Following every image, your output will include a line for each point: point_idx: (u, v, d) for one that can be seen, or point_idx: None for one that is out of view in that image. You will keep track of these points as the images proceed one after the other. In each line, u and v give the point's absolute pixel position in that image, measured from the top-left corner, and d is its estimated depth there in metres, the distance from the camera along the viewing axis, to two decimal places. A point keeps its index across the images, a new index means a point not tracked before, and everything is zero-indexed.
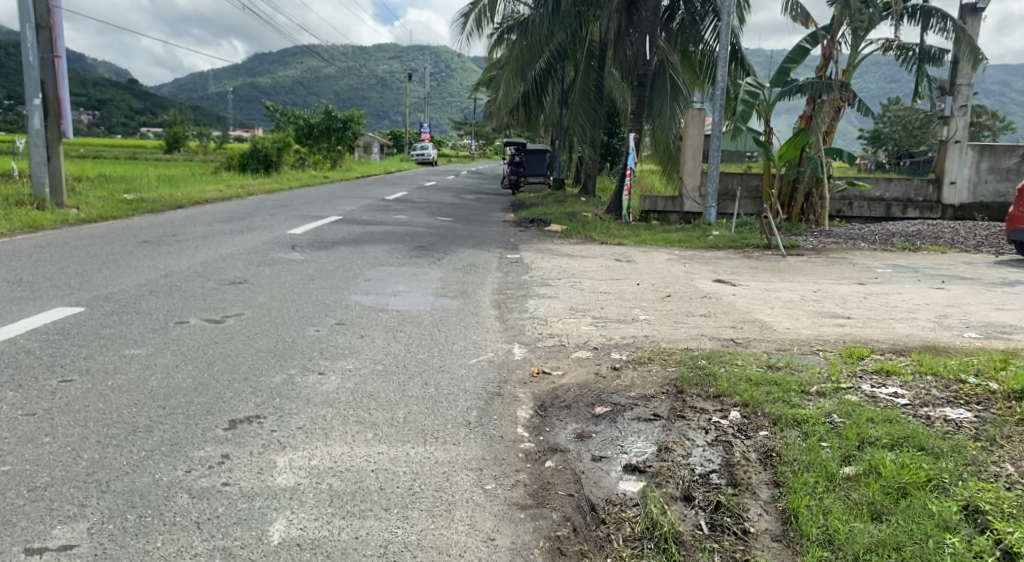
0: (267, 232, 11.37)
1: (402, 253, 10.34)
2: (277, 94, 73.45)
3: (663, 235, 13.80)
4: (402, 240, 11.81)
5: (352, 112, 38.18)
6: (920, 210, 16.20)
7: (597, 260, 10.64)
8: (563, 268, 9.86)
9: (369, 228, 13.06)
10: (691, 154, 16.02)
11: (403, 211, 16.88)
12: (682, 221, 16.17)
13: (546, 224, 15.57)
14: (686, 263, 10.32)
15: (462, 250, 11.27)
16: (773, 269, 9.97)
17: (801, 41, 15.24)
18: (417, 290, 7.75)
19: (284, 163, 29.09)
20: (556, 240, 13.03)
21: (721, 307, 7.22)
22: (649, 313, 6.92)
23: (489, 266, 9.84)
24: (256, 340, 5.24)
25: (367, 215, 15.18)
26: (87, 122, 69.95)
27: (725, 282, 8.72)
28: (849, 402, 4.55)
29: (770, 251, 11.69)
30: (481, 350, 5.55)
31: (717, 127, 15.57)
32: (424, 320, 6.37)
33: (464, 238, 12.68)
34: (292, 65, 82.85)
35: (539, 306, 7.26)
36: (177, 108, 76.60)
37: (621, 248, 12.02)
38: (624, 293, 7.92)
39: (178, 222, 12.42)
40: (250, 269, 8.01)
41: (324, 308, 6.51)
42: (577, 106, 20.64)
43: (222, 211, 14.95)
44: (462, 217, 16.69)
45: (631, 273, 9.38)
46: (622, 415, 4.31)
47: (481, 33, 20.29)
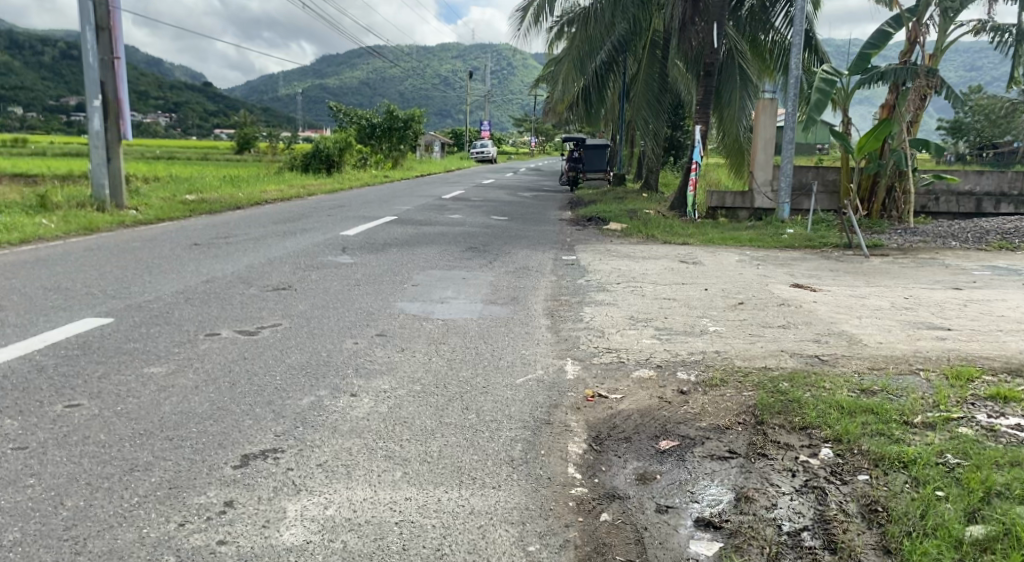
0: (318, 234, 11.10)
1: (454, 256, 9.91)
2: (340, 94, 74.29)
3: (732, 233, 13.00)
4: (456, 241, 11.39)
5: (412, 110, 38.13)
6: (1014, 205, 14.88)
7: (660, 262, 9.99)
8: (624, 270, 9.25)
9: (422, 228, 12.68)
10: (761, 147, 15.13)
11: (459, 209, 16.49)
12: (751, 218, 15.32)
13: (606, 222, 14.91)
14: (758, 265, 9.58)
15: (517, 251, 10.76)
16: (855, 271, 9.15)
17: (883, 25, 14.22)
18: (466, 297, 7.28)
19: (344, 162, 29.11)
20: (617, 240, 12.40)
21: (800, 316, 6.52)
22: (719, 324, 6.29)
23: (544, 269, 9.32)
24: (287, 355, 4.84)
25: (422, 215, 14.83)
26: (160, 124, 72.13)
27: (803, 287, 7.98)
28: (963, 437, 3.87)
29: (851, 250, 10.81)
30: (531, 368, 5.03)
31: (789, 119, 14.65)
32: (471, 331, 5.89)
33: (520, 239, 12.17)
34: (356, 66, 83.90)
35: (597, 316, 6.70)
36: (245, 110, 78.40)
37: (687, 248, 11.33)
38: (691, 301, 7.28)
39: (232, 224, 12.28)
40: (295, 274, 7.68)
41: (365, 317, 6.10)
42: (640, 99, 19.87)
43: (276, 212, 14.80)
44: (519, 215, 16.20)
45: (698, 276, 8.72)
46: (690, 451, 3.78)
47: (540, 26, 19.72)
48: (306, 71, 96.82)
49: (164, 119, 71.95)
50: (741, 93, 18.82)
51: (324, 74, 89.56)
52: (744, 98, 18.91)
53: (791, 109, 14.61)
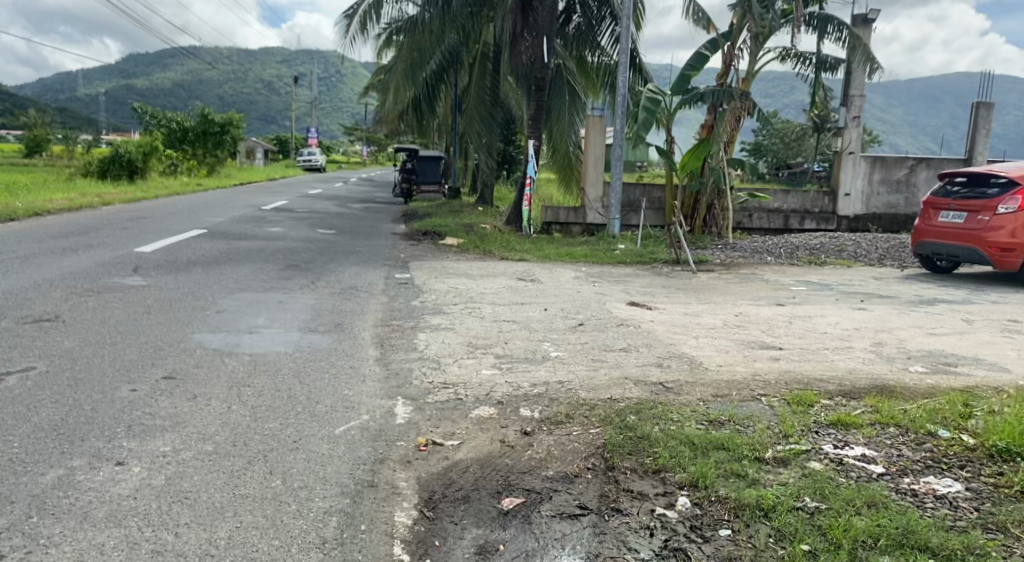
0: (110, 251, 9.70)
1: (270, 275, 8.95)
2: (153, 96, 68.86)
3: (565, 249, 12.91)
4: (275, 258, 10.40)
5: (231, 114, 35.76)
6: (817, 221, 16.02)
7: (495, 279, 9.58)
8: (459, 290, 8.73)
9: (236, 243, 11.50)
10: (592, 163, 15.29)
11: (280, 222, 15.34)
12: (583, 233, 15.40)
13: (440, 238, 14.39)
14: (594, 283, 9.39)
15: (344, 269, 9.95)
16: (687, 287, 9.19)
17: (701, 47, 14.75)
18: (281, 324, 6.44)
19: (152, 168, 26.63)
20: (450, 256, 11.90)
21: (640, 338, 6.28)
22: (559, 349, 5.91)
23: (374, 289, 8.61)
24: (35, 413, 3.85)
25: (238, 228, 13.59)
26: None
27: (639, 306, 7.82)
28: (816, 474, 3.62)
29: (679, 266, 10.96)
30: (353, 413, 4.34)
31: (618, 136, 14.83)
32: (284, 368, 5.10)
33: (347, 255, 11.35)
34: (170, 66, 78.30)
35: (430, 343, 6.10)
36: (39, 109, 70.76)
37: (522, 265, 11.02)
38: (529, 323, 6.87)
39: (1, 239, 10.53)
40: (68, 302, 6.50)
41: (151, 355, 5.12)
42: (472, 112, 19.56)
43: (63, 224, 12.97)
44: (347, 229, 15.32)
45: (534, 295, 8.37)
46: (537, 510, 3.26)
47: (366, 34, 18.90)
48: (114, 68, 89.13)
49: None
50: (571, 108, 18.98)
51: (134, 73, 82.81)
52: (573, 113, 19.09)
53: (619, 126, 14.81)
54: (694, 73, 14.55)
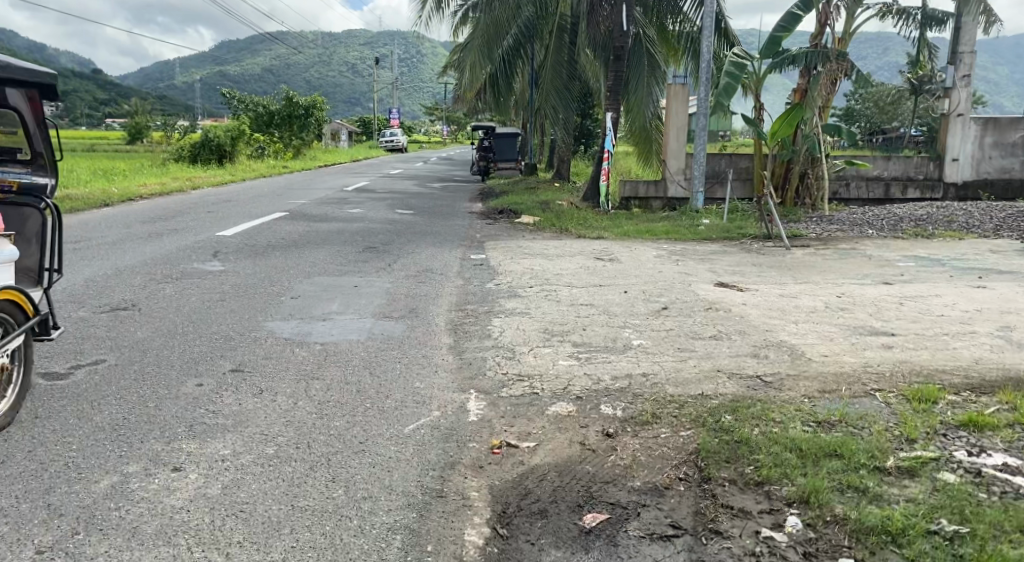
0: (190, 236, 9.76)
1: (345, 258, 8.81)
2: (239, 81, 70.79)
3: (647, 225, 12.37)
4: (351, 240, 10.29)
5: (312, 96, 36.27)
6: (921, 190, 14.89)
7: (575, 259, 9.18)
8: (536, 271, 8.39)
9: (313, 225, 11.47)
10: (674, 133, 14.61)
11: (359, 203, 15.32)
12: (665, 208, 14.80)
13: (517, 215, 14.05)
14: (679, 262, 8.87)
15: (419, 251, 9.74)
16: (781, 266, 8.57)
17: (792, 6, 13.82)
18: (353, 310, 6.24)
19: (237, 152, 27.23)
20: (527, 235, 11.55)
21: (732, 323, 5.79)
22: (644, 336, 5.48)
23: (449, 271, 8.35)
24: (98, 411, 3.71)
25: (316, 210, 13.59)
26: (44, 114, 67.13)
27: (730, 286, 7.30)
28: (951, 490, 3.11)
29: (771, 242, 10.29)
30: (423, 410, 4.05)
31: (702, 104, 14.08)
32: (353, 359, 4.86)
33: (423, 236, 11.15)
34: (256, 52, 80.41)
35: (505, 330, 5.78)
36: (135, 97, 73.92)
37: (603, 243, 10.57)
38: (611, 307, 6.46)
39: (91, 225, 10.78)
40: (144, 288, 6.48)
41: (220, 345, 4.97)
42: (547, 85, 19.03)
43: (150, 208, 13.24)
44: (424, 208, 15.16)
45: (615, 276, 7.94)
46: (624, 530, 2.89)
47: (440, 9, 18.59)
48: (204, 56, 92.18)
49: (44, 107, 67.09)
50: (651, 77, 18.21)
51: (222, 60, 85.46)
52: (654, 83, 18.30)
53: (703, 94, 14.06)
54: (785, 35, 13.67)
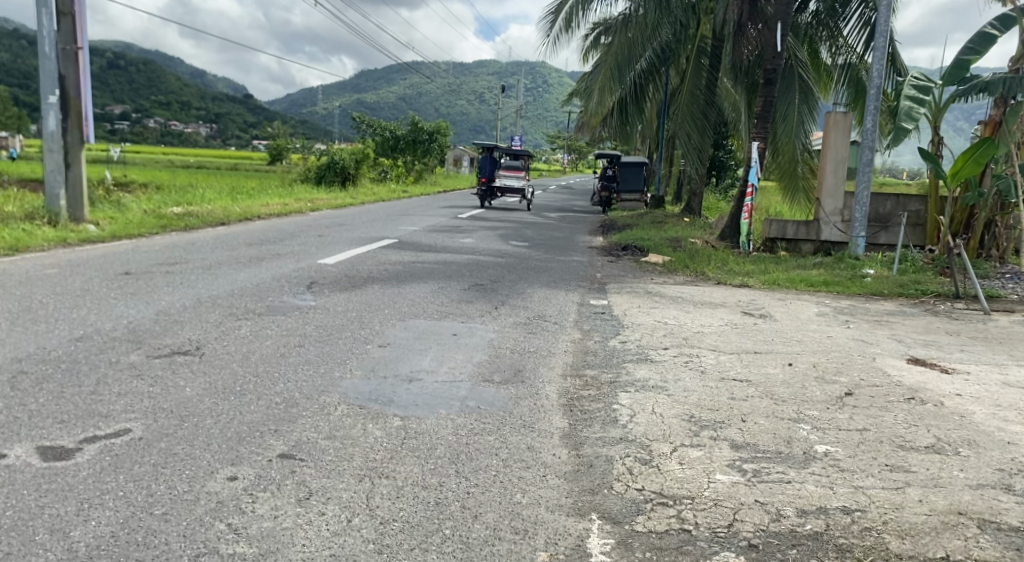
0: (290, 263, 9.02)
1: (450, 297, 7.78)
2: (374, 108, 72.90)
3: (799, 272, 10.72)
4: (459, 275, 9.30)
5: (438, 122, 36.32)
6: None
7: (715, 313, 7.76)
8: (669, 326, 7.04)
9: (421, 256, 10.56)
10: (832, 168, 12.84)
11: (474, 232, 14.43)
12: (816, 252, 13.02)
13: (645, 253, 12.69)
14: (849, 325, 7.28)
15: (534, 292, 8.60)
16: (984, 338, 6.83)
17: (984, 27, 11.91)
18: (450, 368, 5.12)
19: (361, 174, 27.27)
20: (657, 277, 10.21)
21: (952, 428, 4.25)
22: (829, 440, 4.06)
23: (566, 320, 7.14)
24: (82, 522, 2.75)
25: (429, 238, 12.80)
26: (199, 134, 71.57)
27: (925, 366, 5.69)
28: None
29: (960, 304, 8.48)
30: (527, 551, 2.84)
31: (867, 137, 12.33)
32: (439, 446, 3.70)
33: (540, 274, 10.01)
34: (393, 80, 83.21)
35: (638, 413, 4.48)
36: (279, 120, 77.90)
37: (747, 293, 9.08)
38: (774, 389, 5.03)
39: (195, 245, 10.29)
40: (218, 325, 5.60)
41: (278, 413, 3.93)
42: (683, 114, 17.53)
43: (261, 230, 12.80)
44: (544, 241, 14.05)
45: (774, 339, 6.50)
46: None
47: (572, 31, 17.54)
48: (344, 83, 96.38)
49: (198, 128, 71.77)
50: (801, 106, 16.15)
51: (361, 87, 88.89)
52: (805, 112, 16.17)
53: (870, 124, 12.27)
54: (974, 60, 11.98)
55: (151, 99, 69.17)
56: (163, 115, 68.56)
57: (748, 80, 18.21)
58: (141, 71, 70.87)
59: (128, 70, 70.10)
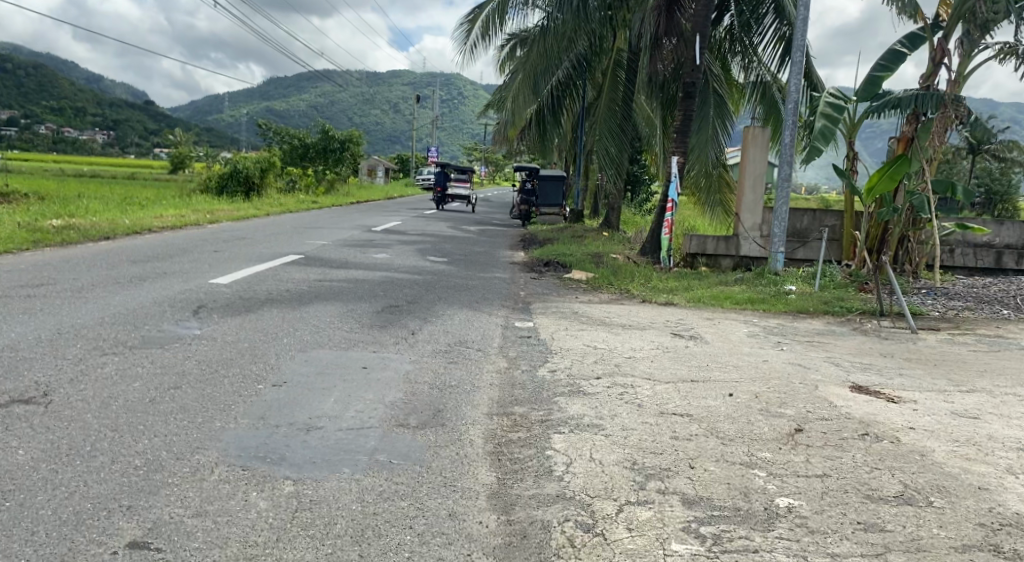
0: (178, 283, 8.07)
1: (360, 320, 7.07)
2: (283, 116, 70.60)
3: (724, 289, 10.49)
4: (372, 295, 8.57)
5: (350, 131, 35.20)
6: None
7: (645, 335, 7.32)
8: (599, 350, 6.55)
9: (330, 273, 9.76)
10: (751, 183, 12.74)
11: (388, 247, 13.68)
12: (736, 268, 12.87)
13: (566, 269, 12.26)
14: (784, 347, 6.97)
15: (453, 312, 7.96)
16: (919, 360, 6.64)
17: (895, 45, 12.06)
18: (357, 409, 4.43)
19: (268, 184, 25.96)
20: (582, 295, 9.76)
21: (917, 471, 3.88)
22: (789, 490, 3.61)
23: (488, 345, 6.55)
24: None
25: (338, 254, 11.97)
26: (94, 141, 67.49)
27: (870, 393, 5.37)
28: None
29: (887, 323, 8.36)
30: None
31: (785, 151, 12.27)
32: (339, 521, 3.05)
33: (459, 292, 9.37)
34: (304, 89, 81.07)
35: (574, 461, 3.91)
36: (183, 127, 74.58)
37: (675, 312, 8.72)
38: (720, 425, 4.56)
39: (70, 264, 9.18)
40: (78, 363, 4.71)
41: (135, 481, 3.15)
42: (601, 126, 17.27)
43: (152, 245, 11.68)
44: (462, 256, 13.44)
45: (711, 364, 6.09)
46: None
47: (489, 39, 17.02)
48: (252, 90, 93.26)
49: (93, 135, 67.84)
50: (716, 120, 16.13)
51: (270, 95, 86.19)
52: (721, 126, 16.16)
53: (788, 139, 12.22)
54: (886, 77, 12.11)
55: (40, 104, 64.90)
56: (55, 121, 64.49)
57: (663, 95, 18.14)
58: (30, 74, 66.53)
59: (16, 72, 65.75)
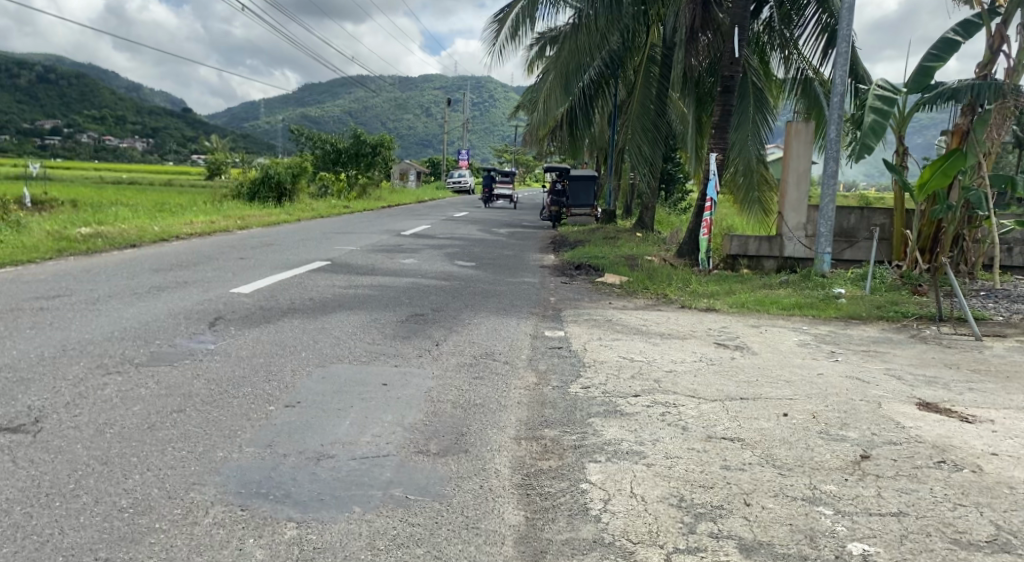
0: (197, 293, 7.80)
1: (383, 331, 6.72)
2: (316, 121, 71.03)
3: (768, 293, 9.96)
4: (398, 303, 8.23)
5: (381, 134, 35.06)
6: None
7: (686, 345, 6.87)
8: (636, 363, 6.11)
9: (355, 281, 9.45)
10: (794, 181, 12.15)
11: (416, 251, 13.35)
12: (780, 270, 12.29)
13: (601, 273, 11.81)
14: (837, 358, 6.45)
15: (481, 321, 7.57)
16: (989, 372, 6.09)
17: (948, 32, 11.39)
18: (373, 434, 4.06)
19: (298, 189, 25.86)
20: (617, 302, 9.32)
21: (1009, 509, 3.40)
22: (863, 534, 3.17)
23: (518, 358, 6.15)
24: None
25: (366, 260, 11.67)
26: (134, 149, 68.59)
27: (941, 412, 4.87)
28: None
29: (947, 330, 7.79)
30: None
31: (831, 147, 11.68)
32: None
33: (488, 299, 8.98)
34: (338, 94, 81.57)
35: (613, 498, 3.50)
36: (219, 135, 75.58)
37: (717, 319, 8.24)
38: (776, 451, 4.11)
39: (90, 274, 8.98)
40: (78, 384, 4.42)
41: (114, 529, 2.89)
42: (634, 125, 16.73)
43: (177, 252, 11.49)
44: (492, 260, 13.08)
45: (760, 379, 5.62)
46: None
47: (519, 39, 16.62)
48: (287, 97, 94.21)
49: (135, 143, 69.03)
50: (756, 116, 15.52)
51: (304, 101, 86.92)
52: (760, 122, 15.55)
53: (834, 134, 11.64)
54: (938, 66, 11.44)
55: (80, 113, 66.12)
56: (98, 130, 65.73)
57: (698, 92, 17.59)
58: (71, 84, 68.06)
59: (59, 84, 67.48)
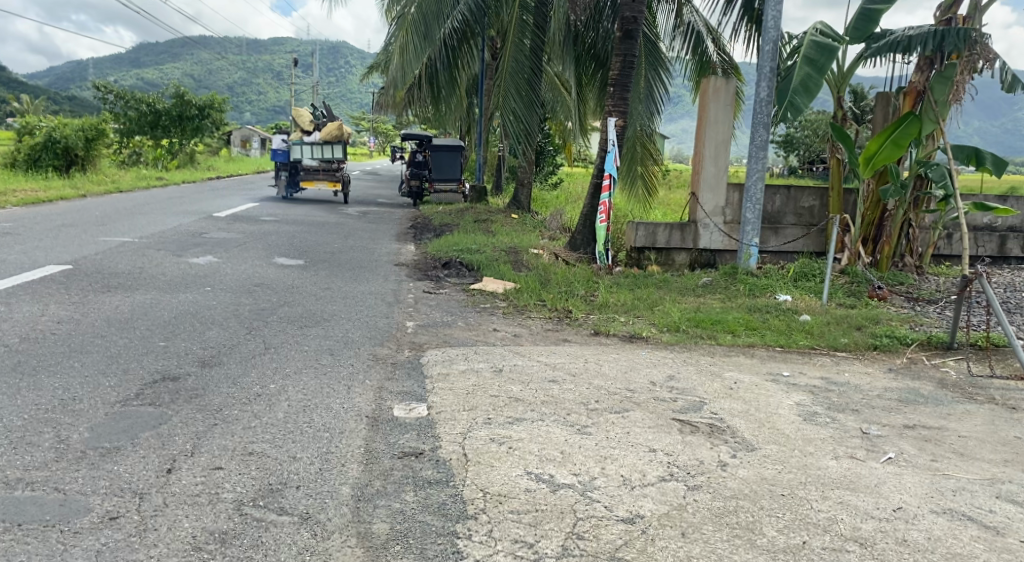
0: None
1: (63, 436, 3.39)
2: (150, 83, 63.59)
3: (698, 305, 7.41)
4: (144, 347, 4.89)
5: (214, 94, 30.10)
6: None
7: (632, 431, 3.98)
8: (563, 496, 3.18)
9: (89, 301, 5.98)
10: (712, 152, 9.63)
11: (224, 243, 9.85)
12: (694, 265, 9.83)
13: (471, 272, 8.89)
14: (889, 455, 3.79)
15: (280, 388, 4.39)
16: None
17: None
18: None
19: (97, 158, 21.07)
20: (502, 327, 6.38)
21: None
22: None
23: (332, 502, 3.06)
24: None
25: (140, 258, 8.08)
26: None
27: None
28: None
29: (978, 373, 5.45)
30: None
31: (759, 111, 9.24)
32: None
33: (305, 330, 5.79)
34: (176, 56, 73.85)
35: None
36: (36, 95, 66.47)
37: (653, 358, 5.48)
38: None
39: None
40: None
41: None
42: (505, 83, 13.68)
43: None
44: (327, 254, 9.85)
45: (810, 544, 2.86)
46: None
47: None
48: (123, 58, 85.24)
49: None
50: (649, 76, 12.99)
51: (140, 65, 78.50)
52: (653, 85, 13.02)
53: (762, 93, 9.15)
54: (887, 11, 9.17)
55: None
56: None
57: (577, 49, 15.03)
58: None
59: None
